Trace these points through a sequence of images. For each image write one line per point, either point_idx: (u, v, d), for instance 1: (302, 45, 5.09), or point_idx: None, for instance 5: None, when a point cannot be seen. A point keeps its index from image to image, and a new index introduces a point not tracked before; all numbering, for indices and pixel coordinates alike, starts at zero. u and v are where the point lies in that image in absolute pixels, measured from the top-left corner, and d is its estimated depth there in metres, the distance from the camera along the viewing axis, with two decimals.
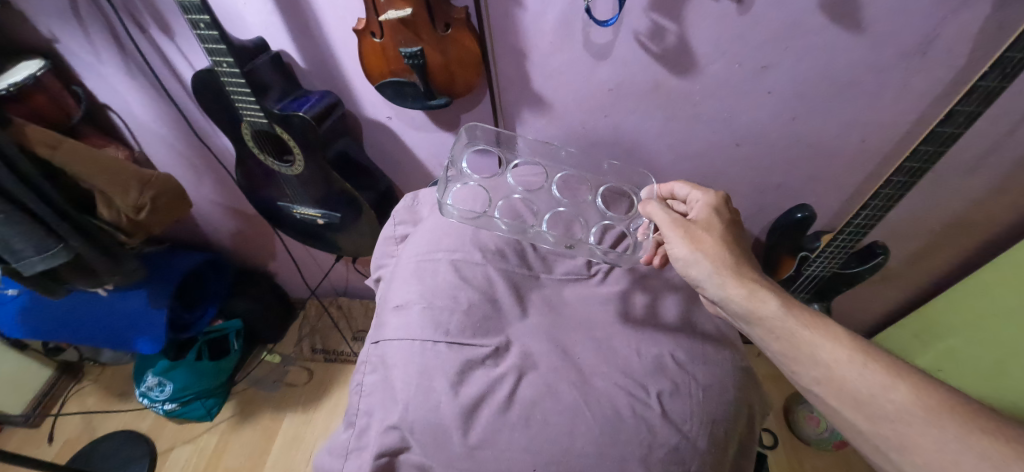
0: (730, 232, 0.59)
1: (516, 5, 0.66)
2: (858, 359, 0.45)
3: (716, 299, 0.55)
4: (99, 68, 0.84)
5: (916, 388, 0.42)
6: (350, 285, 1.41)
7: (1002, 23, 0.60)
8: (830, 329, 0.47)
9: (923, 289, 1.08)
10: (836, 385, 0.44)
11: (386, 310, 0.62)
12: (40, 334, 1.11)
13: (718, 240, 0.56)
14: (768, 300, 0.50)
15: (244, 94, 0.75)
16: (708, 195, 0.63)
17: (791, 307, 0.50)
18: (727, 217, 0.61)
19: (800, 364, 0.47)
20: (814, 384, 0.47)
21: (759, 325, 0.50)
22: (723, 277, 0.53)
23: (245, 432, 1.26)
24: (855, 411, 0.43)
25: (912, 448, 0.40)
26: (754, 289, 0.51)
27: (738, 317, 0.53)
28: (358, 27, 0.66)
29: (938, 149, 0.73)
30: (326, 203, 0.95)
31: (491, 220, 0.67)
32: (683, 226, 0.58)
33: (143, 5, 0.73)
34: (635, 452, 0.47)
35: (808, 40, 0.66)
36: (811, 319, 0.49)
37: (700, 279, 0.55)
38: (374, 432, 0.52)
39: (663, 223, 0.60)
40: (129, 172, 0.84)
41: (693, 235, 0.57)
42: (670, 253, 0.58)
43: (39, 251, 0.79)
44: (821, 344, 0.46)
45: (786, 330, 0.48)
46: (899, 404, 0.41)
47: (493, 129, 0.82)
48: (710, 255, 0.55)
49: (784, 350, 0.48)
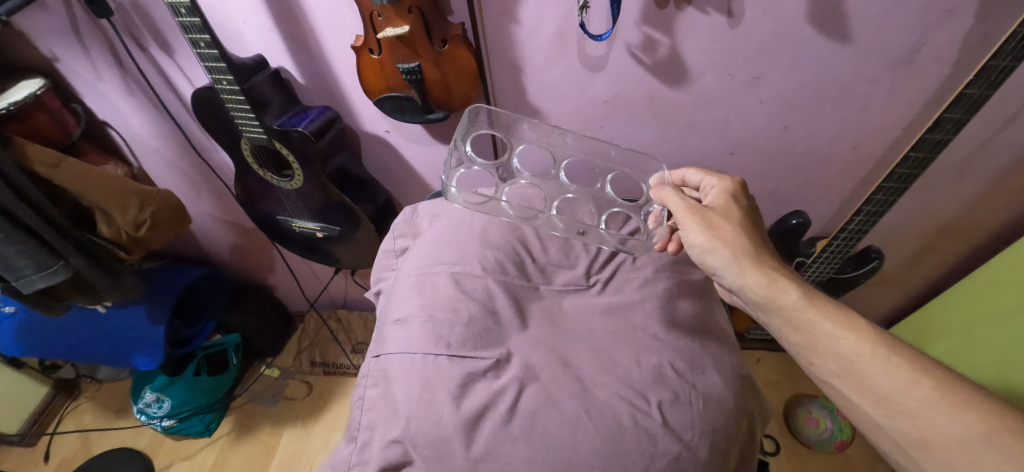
0: (748, 218, 0.56)
1: (511, 20, 0.68)
2: (881, 353, 0.43)
3: (732, 287, 0.53)
4: (98, 86, 0.85)
5: (941, 384, 0.41)
6: (349, 297, 1.42)
7: (985, 32, 0.62)
8: (853, 322, 0.46)
9: (919, 292, 1.09)
10: (857, 379, 0.44)
11: (387, 323, 0.62)
12: (37, 352, 1.10)
13: (736, 227, 0.54)
14: (788, 290, 0.49)
15: (244, 111, 0.75)
16: (724, 180, 0.60)
17: (812, 298, 0.48)
18: (745, 202, 0.58)
19: (819, 357, 0.46)
20: (832, 377, 0.46)
21: (777, 315, 0.49)
22: (742, 266, 0.51)
23: (245, 448, 1.25)
24: (875, 406, 0.43)
25: (933, 445, 0.39)
26: (774, 278, 0.50)
27: (756, 306, 0.52)
28: (357, 44, 0.67)
29: (927, 156, 0.75)
30: (325, 217, 0.95)
31: (498, 205, 0.69)
32: (699, 212, 0.55)
33: (143, 24, 0.74)
34: (637, 462, 0.47)
35: (798, 52, 0.68)
36: (833, 311, 0.47)
37: (717, 267, 0.54)
38: (376, 447, 0.52)
39: (678, 210, 0.57)
40: (128, 189, 0.85)
41: (710, 222, 0.54)
42: (685, 240, 0.56)
43: (38, 269, 0.79)
44: (843, 337, 0.45)
45: (806, 322, 0.47)
46: (922, 399, 0.41)
47: (498, 113, 0.74)
48: (728, 242, 0.53)
49: (803, 341, 0.47)
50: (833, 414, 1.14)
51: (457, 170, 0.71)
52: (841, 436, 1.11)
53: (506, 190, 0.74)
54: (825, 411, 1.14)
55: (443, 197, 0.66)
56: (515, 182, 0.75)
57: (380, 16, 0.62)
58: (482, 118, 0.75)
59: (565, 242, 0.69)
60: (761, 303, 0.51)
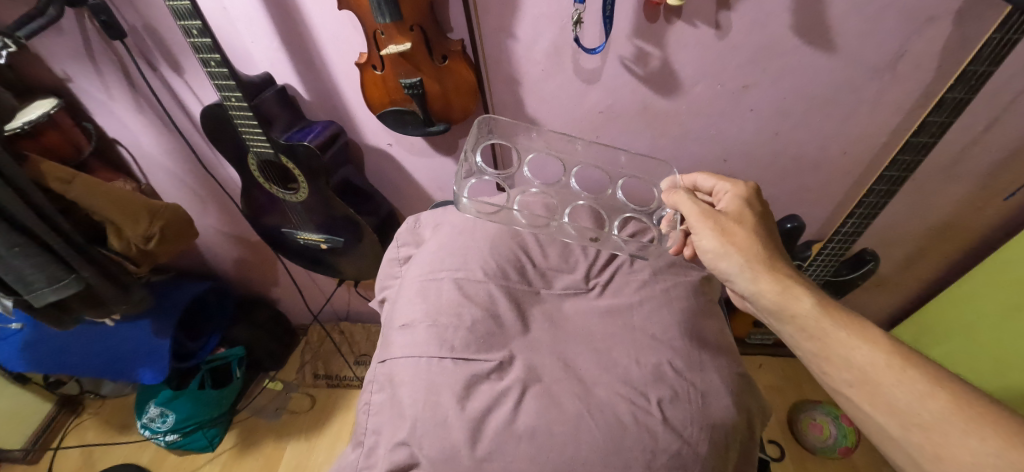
0: (761, 223, 0.58)
1: (508, 36, 0.71)
2: (896, 364, 0.44)
3: (746, 293, 0.55)
4: (110, 104, 0.87)
5: (957, 397, 0.41)
6: (352, 309, 1.43)
7: (965, 38, 0.64)
8: (869, 332, 0.47)
9: (915, 294, 1.11)
10: (870, 388, 0.44)
11: (392, 330, 0.64)
12: (41, 367, 1.11)
13: (750, 232, 0.56)
14: (802, 298, 0.50)
15: (252, 126, 0.78)
16: (737, 186, 0.62)
17: (827, 307, 0.49)
18: (758, 208, 0.60)
19: (833, 365, 0.47)
20: (846, 387, 0.47)
21: (790, 322, 0.51)
22: (755, 273, 0.53)
23: (248, 462, 1.25)
24: (889, 416, 0.43)
25: (947, 459, 0.39)
26: (788, 286, 0.51)
27: (769, 313, 0.53)
28: (361, 61, 0.70)
29: (915, 158, 0.77)
30: (328, 228, 0.97)
31: (510, 214, 0.69)
32: (713, 217, 0.57)
33: (154, 44, 0.77)
34: (638, 459, 0.48)
35: (785, 61, 0.71)
36: (848, 321, 0.48)
37: (729, 273, 0.55)
38: (383, 451, 0.53)
39: (691, 214, 0.59)
40: (138, 203, 0.87)
41: (723, 227, 0.56)
42: (698, 245, 0.58)
43: (51, 281, 0.79)
44: (857, 346, 0.46)
45: (820, 330, 0.48)
46: (937, 412, 0.41)
47: (508, 122, 0.77)
48: (742, 249, 0.55)
49: (816, 349, 0.48)
50: (837, 420, 1.14)
51: (468, 180, 0.70)
52: (846, 443, 1.11)
53: (518, 198, 0.73)
54: (829, 417, 1.15)
55: (454, 206, 0.65)
56: (525, 191, 0.75)
57: (383, 35, 0.65)
58: (485, 130, 0.76)
59: (564, 248, 0.71)
60: (774, 310, 0.52)
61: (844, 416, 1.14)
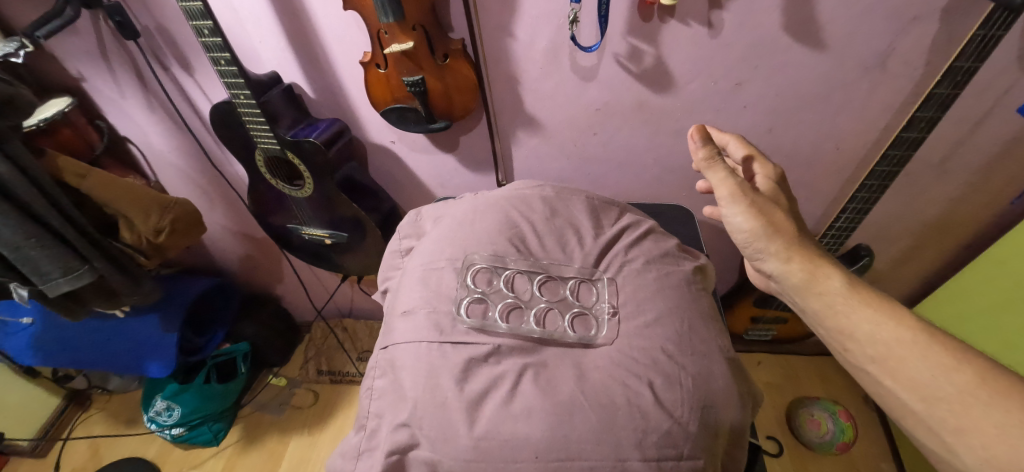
0: (792, 207, 0.58)
1: (507, 35, 0.73)
2: (922, 339, 0.46)
3: (773, 273, 0.56)
4: (122, 103, 0.90)
5: (980, 371, 0.42)
6: (355, 305, 1.45)
7: (951, 35, 0.66)
8: (896, 311, 0.48)
9: (912, 289, 1.12)
10: (892, 364, 0.46)
11: (394, 317, 0.66)
12: (50, 361, 1.14)
13: (784, 215, 0.55)
14: (832, 277, 0.51)
15: (259, 123, 0.80)
16: (768, 168, 0.60)
17: (855, 286, 0.51)
18: (789, 193, 0.59)
19: (856, 342, 0.48)
20: (867, 364, 0.48)
21: (817, 299, 0.51)
22: (788, 251, 0.53)
23: (252, 456, 1.27)
24: (911, 391, 0.45)
25: (970, 431, 0.41)
26: (819, 266, 0.52)
27: (794, 292, 0.54)
28: (364, 59, 0.72)
29: (904, 154, 0.79)
30: (334, 224, 0.99)
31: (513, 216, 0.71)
32: (750, 195, 0.55)
33: (165, 44, 0.80)
34: (630, 438, 0.49)
35: (776, 58, 0.73)
36: (877, 300, 0.50)
37: (759, 251, 0.56)
38: (385, 433, 0.55)
39: (728, 189, 0.56)
40: (149, 197, 0.90)
41: (759, 207, 0.55)
42: (731, 223, 0.57)
43: (65, 272, 0.81)
44: (884, 324, 0.47)
45: (847, 307, 0.50)
46: (962, 386, 0.42)
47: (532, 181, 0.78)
48: (774, 229, 0.54)
49: (839, 327, 0.50)
50: (834, 416, 1.14)
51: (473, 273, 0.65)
52: (843, 438, 1.12)
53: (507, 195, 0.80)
54: (827, 413, 1.16)
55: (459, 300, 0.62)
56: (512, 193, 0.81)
57: (386, 34, 0.67)
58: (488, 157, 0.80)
59: (561, 238, 0.70)
60: (802, 287, 0.53)
61: (842, 411, 1.15)
